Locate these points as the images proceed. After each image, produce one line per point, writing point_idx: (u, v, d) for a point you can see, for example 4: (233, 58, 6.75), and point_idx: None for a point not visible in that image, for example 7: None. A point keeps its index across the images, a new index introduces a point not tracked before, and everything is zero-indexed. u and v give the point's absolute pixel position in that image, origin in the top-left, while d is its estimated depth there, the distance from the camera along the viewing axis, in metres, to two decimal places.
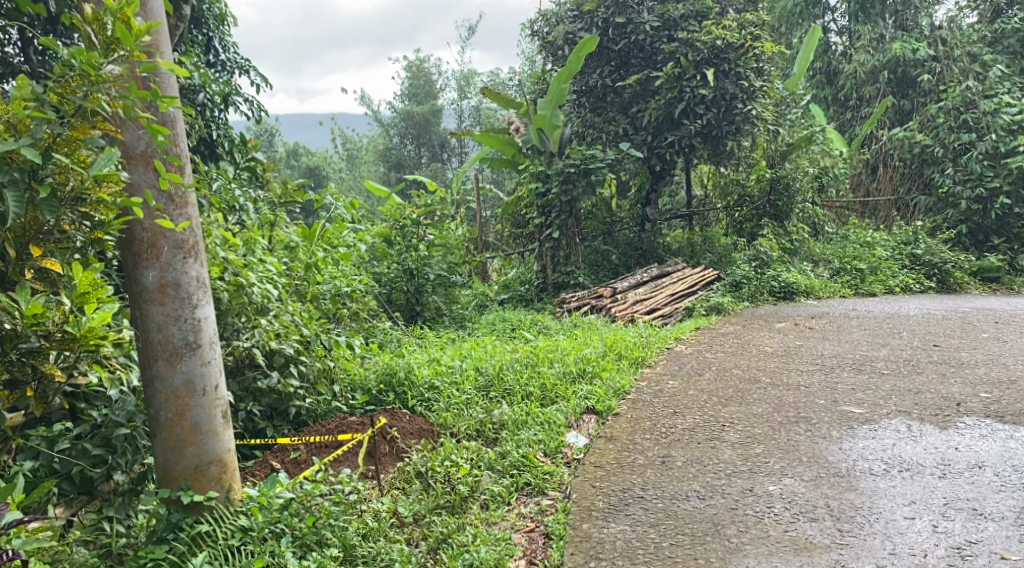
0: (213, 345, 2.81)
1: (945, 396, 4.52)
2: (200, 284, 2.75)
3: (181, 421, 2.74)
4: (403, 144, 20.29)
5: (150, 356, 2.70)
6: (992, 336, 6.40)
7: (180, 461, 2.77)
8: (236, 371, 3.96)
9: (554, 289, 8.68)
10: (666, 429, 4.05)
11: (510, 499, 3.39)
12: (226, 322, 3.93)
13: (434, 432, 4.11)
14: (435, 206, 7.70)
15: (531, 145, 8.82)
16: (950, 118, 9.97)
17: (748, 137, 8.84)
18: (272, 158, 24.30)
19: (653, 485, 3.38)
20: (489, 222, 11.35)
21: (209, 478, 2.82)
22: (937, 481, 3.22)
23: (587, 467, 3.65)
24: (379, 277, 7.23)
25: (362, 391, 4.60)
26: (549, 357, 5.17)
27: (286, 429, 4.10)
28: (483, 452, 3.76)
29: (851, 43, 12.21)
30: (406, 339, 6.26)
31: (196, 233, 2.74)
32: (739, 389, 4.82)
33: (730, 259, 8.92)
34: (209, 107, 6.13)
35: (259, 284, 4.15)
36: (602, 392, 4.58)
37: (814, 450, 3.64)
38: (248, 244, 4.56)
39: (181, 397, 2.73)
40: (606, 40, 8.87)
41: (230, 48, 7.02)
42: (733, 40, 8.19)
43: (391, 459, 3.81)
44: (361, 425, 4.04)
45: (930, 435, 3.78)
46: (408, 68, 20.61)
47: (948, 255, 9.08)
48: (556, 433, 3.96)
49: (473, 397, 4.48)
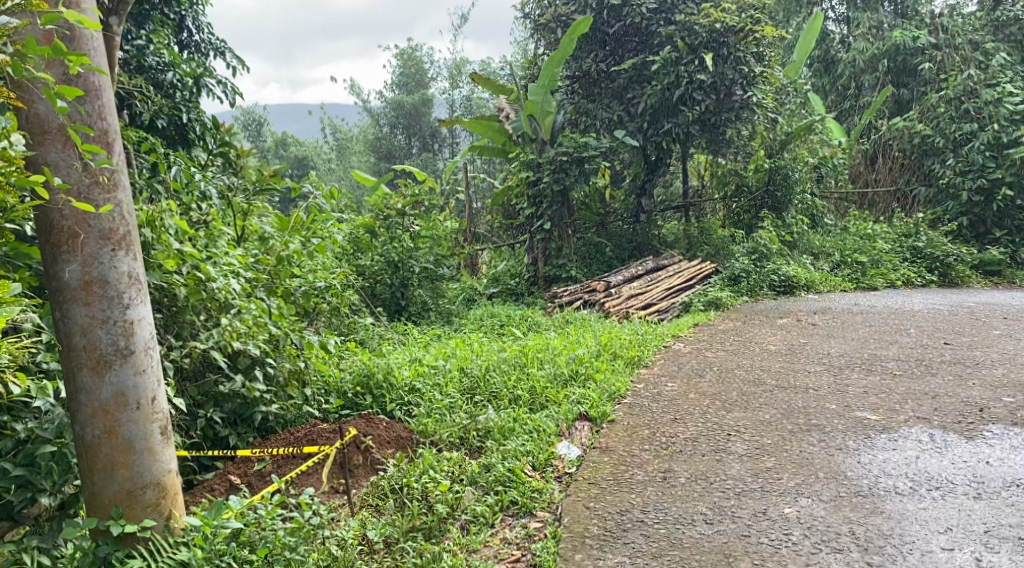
0: (149, 351, 2.46)
1: (965, 400, 4.19)
2: (132, 280, 2.41)
3: (110, 439, 2.38)
4: (394, 134, 19.90)
5: (74, 364, 2.35)
6: (1003, 333, 6.04)
7: (110, 485, 2.40)
8: (197, 375, 3.61)
9: (545, 283, 8.32)
10: (667, 439, 3.70)
11: (494, 521, 3.06)
12: (183, 321, 3.56)
13: (413, 441, 3.75)
14: (422, 196, 7.28)
15: (522, 132, 8.41)
16: (951, 108, 9.66)
17: (747, 125, 8.44)
18: (259, 147, 23.83)
19: (655, 506, 3.03)
20: (478, 213, 11.01)
21: (144, 505, 2.45)
22: (973, 502, 2.88)
23: (581, 484, 3.29)
24: (362, 270, 6.84)
25: (337, 394, 4.22)
26: (538, 357, 4.81)
27: (251, 438, 3.73)
28: (465, 464, 3.41)
29: (850, 31, 11.90)
30: (388, 335, 5.87)
31: (126, 222, 2.41)
32: (744, 392, 4.47)
33: (728, 252, 8.58)
34: (179, 89, 5.62)
35: (222, 278, 3.74)
36: (597, 396, 4.22)
37: (831, 464, 3.30)
38: (210, 235, 4.17)
39: (110, 413, 2.38)
40: (601, 23, 8.45)
41: (205, 28, 6.53)
42: (733, 23, 7.83)
43: (364, 472, 3.47)
44: (331, 434, 3.68)
45: (956, 446, 3.45)
46: (398, 55, 20.13)
47: (950, 248, 8.77)
48: (546, 444, 3.60)
49: (456, 401, 4.12)
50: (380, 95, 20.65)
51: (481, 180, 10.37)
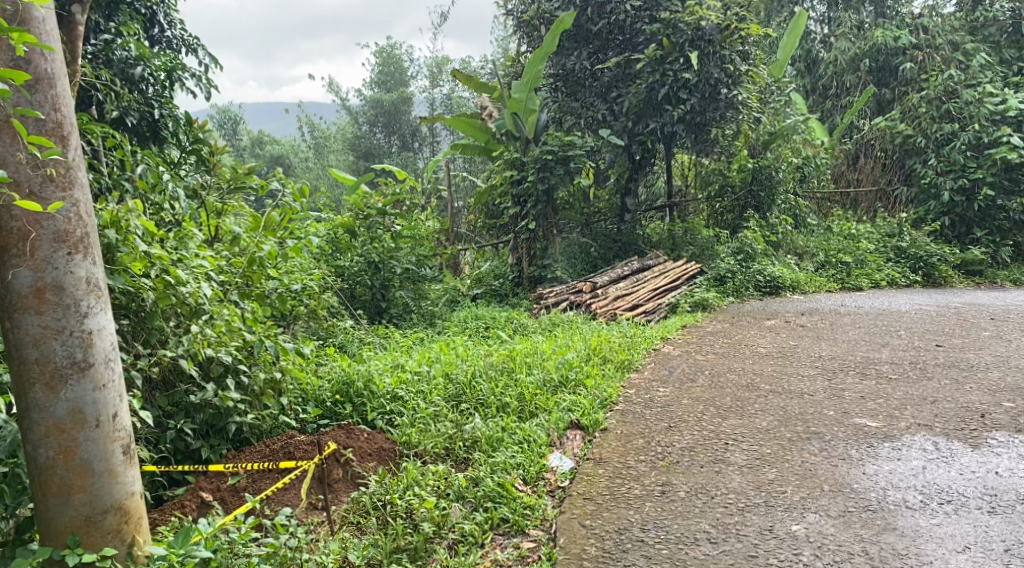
0: (110, 364, 2.30)
1: (965, 406, 4.07)
2: (90, 286, 2.25)
3: (66, 460, 2.23)
4: (373, 132, 19.65)
5: (26, 379, 2.19)
6: (993, 335, 5.95)
7: (66, 510, 2.24)
8: (167, 385, 3.40)
9: (530, 284, 8.16)
10: (663, 450, 3.54)
11: (483, 541, 2.88)
12: (151, 327, 3.31)
13: (396, 453, 3.56)
14: (402, 195, 7.08)
15: (506, 130, 8.25)
16: (932, 108, 9.56)
17: (732, 124, 8.33)
18: (236, 146, 23.48)
19: (654, 524, 2.87)
20: (460, 213, 10.83)
21: (104, 532, 2.29)
22: (989, 518, 2.75)
23: (575, 500, 3.11)
24: (341, 271, 6.62)
25: (315, 403, 3.99)
26: (526, 362, 4.62)
27: (224, 451, 3.51)
28: (452, 477, 3.23)
29: (832, 30, 11.81)
30: (369, 339, 5.67)
31: (82, 221, 2.25)
32: (737, 397, 4.32)
33: (713, 252, 8.47)
34: (151, 83, 5.31)
35: (192, 282, 3.51)
36: (588, 404, 4.06)
37: (836, 475, 3.16)
38: (178, 236, 3.94)
39: (65, 432, 2.22)
40: (584, 19, 8.24)
41: (177, 24, 6.27)
42: (717, 21, 7.68)
43: (345, 486, 3.27)
44: (309, 445, 3.48)
45: (962, 455, 3.31)
46: (377, 53, 19.93)
47: (934, 248, 8.72)
48: (537, 456, 3.43)
49: (441, 409, 3.93)
50: (359, 93, 20.37)
51: (462, 178, 10.14)
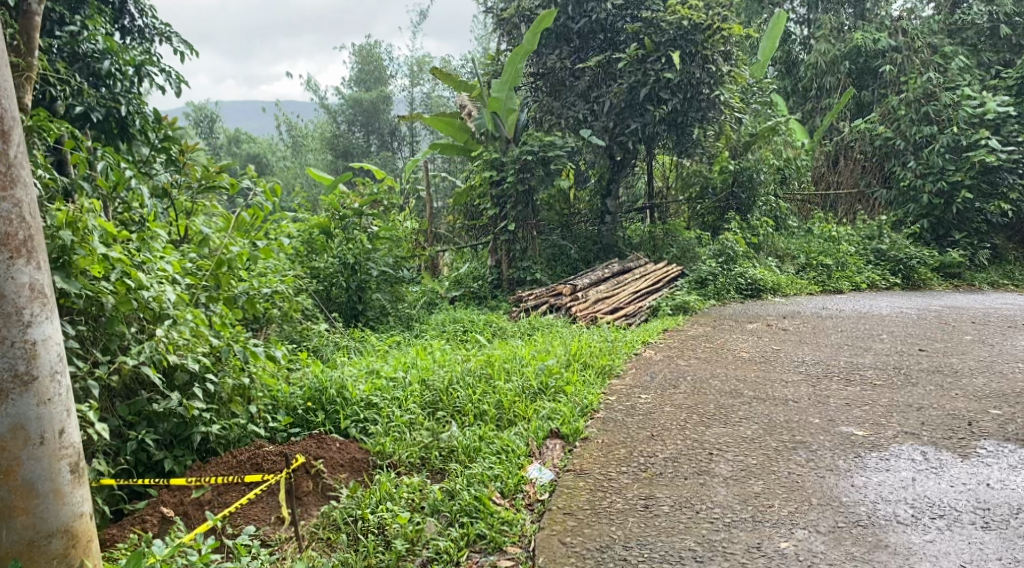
0: (56, 378, 2.22)
1: (951, 413, 4.00)
2: (35, 295, 2.18)
3: (7, 481, 2.12)
4: (351, 132, 19.26)
5: None
6: (975, 339, 5.91)
7: (7, 534, 2.13)
8: (128, 392, 3.24)
9: (509, 285, 8.03)
10: (644, 460, 3.43)
11: (459, 559, 2.75)
12: (111, 333, 3.15)
13: (370, 463, 3.41)
14: (379, 195, 6.94)
15: (485, 129, 8.12)
16: (911, 110, 9.53)
17: (714, 125, 8.25)
18: (211, 144, 23.07)
19: (638, 541, 2.76)
20: (439, 214, 10.64)
21: (48, 556, 2.18)
22: (983, 534, 2.68)
23: (555, 514, 2.99)
24: (316, 272, 6.45)
25: (286, 411, 3.83)
26: (505, 368, 4.48)
27: (189, 462, 3.33)
28: (426, 490, 3.10)
29: (811, 33, 11.76)
30: (344, 343, 5.50)
31: (26, 225, 2.17)
32: (720, 405, 4.21)
33: (694, 254, 8.39)
34: (119, 80, 4.82)
35: (155, 286, 3.34)
36: (568, 412, 3.93)
37: (824, 488, 3.06)
38: (142, 236, 3.76)
39: (7, 450, 2.12)
40: (565, 18, 8.13)
41: (148, 12, 6.03)
42: (699, 20, 7.58)
43: (314, 500, 3.13)
44: (278, 456, 3.33)
45: (952, 466, 3.23)
46: (356, 52, 19.76)
47: (914, 251, 8.69)
48: (515, 467, 3.29)
49: (417, 417, 3.79)
50: (338, 92, 20.11)
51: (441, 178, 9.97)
